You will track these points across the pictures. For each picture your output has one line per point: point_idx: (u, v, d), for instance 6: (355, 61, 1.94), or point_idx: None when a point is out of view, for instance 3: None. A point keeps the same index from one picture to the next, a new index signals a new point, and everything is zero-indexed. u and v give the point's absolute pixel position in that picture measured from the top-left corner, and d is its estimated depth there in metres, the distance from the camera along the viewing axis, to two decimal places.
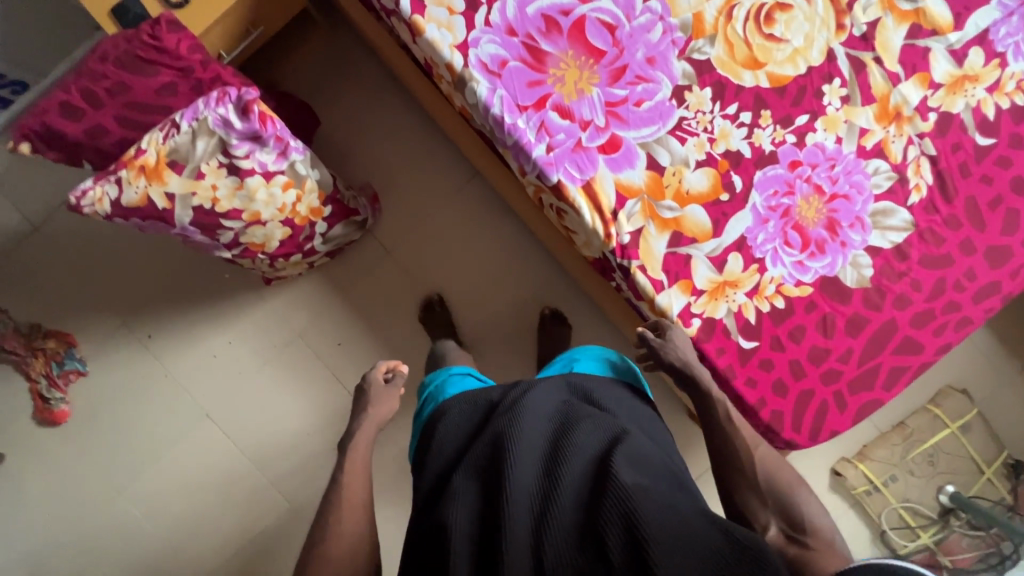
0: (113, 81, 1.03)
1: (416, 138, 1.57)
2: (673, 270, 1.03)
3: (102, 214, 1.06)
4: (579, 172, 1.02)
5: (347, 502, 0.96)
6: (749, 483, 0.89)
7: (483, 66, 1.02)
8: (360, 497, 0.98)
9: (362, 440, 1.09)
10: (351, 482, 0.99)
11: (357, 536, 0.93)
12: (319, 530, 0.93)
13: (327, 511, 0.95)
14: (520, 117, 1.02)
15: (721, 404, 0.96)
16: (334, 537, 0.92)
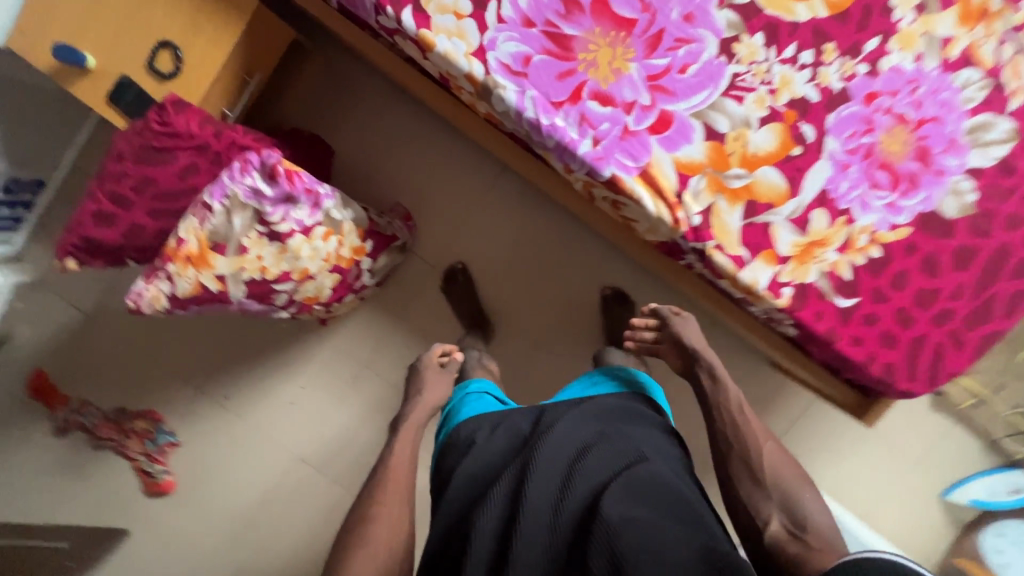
0: (136, 177, 1.00)
1: (436, 144, 1.49)
2: (752, 242, 0.96)
3: (163, 309, 1.06)
4: (632, 160, 0.94)
5: (390, 486, 0.99)
6: (751, 482, 0.94)
7: (506, 69, 0.94)
8: (405, 478, 1.02)
9: (412, 424, 1.12)
10: (395, 467, 1.03)
11: (395, 525, 0.95)
12: (362, 511, 0.96)
13: (373, 493, 0.98)
14: (557, 115, 0.94)
15: (731, 391, 1.04)
16: (375, 519, 0.94)
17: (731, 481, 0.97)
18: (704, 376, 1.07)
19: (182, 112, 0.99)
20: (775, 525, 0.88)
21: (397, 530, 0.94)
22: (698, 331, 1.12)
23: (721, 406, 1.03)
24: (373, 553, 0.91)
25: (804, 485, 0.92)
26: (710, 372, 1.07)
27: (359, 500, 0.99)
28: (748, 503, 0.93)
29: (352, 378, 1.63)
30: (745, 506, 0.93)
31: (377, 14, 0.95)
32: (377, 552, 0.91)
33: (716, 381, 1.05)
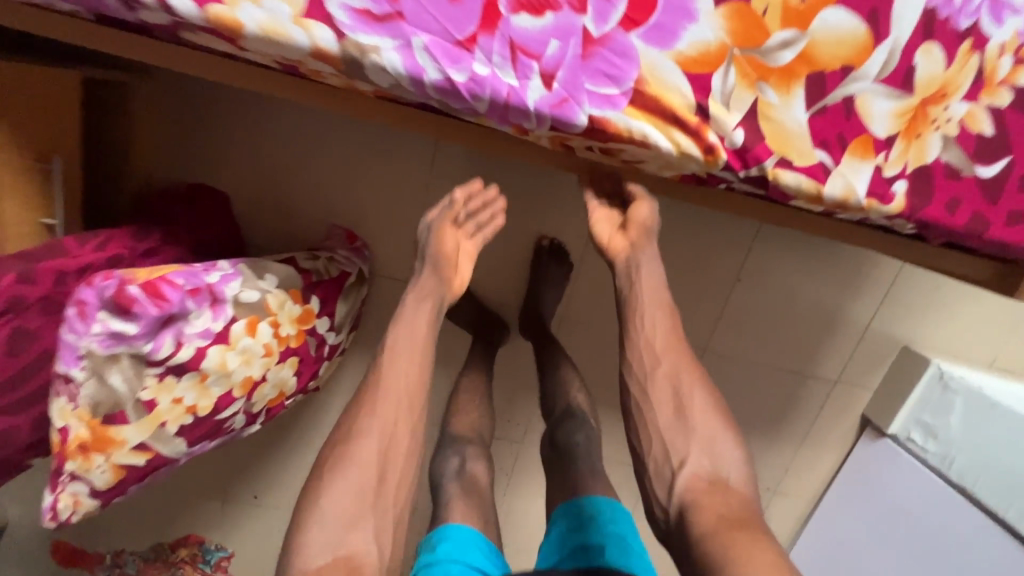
0: None
1: (341, 136, 1.11)
2: (831, 137, 0.61)
3: (95, 509, 0.81)
4: (613, 83, 0.59)
5: (392, 390, 0.71)
6: (670, 412, 0.75)
7: (365, 19, 0.57)
8: (406, 385, 0.73)
9: (421, 302, 0.79)
10: (399, 358, 0.74)
11: (391, 442, 0.70)
12: (353, 417, 0.70)
13: (372, 390, 0.71)
14: (474, 61, 0.58)
15: (653, 330, 0.78)
16: (371, 435, 0.69)
17: (638, 405, 0.77)
18: (640, 281, 0.79)
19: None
20: (690, 472, 0.71)
21: (394, 450, 0.69)
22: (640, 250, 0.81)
23: (644, 322, 0.79)
24: (361, 479, 0.67)
25: (722, 425, 0.74)
26: (649, 275, 0.80)
27: (349, 407, 0.72)
28: (660, 436, 0.74)
29: None
30: (651, 444, 0.75)
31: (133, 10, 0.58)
32: (364, 486, 0.66)
33: (648, 291, 0.79)
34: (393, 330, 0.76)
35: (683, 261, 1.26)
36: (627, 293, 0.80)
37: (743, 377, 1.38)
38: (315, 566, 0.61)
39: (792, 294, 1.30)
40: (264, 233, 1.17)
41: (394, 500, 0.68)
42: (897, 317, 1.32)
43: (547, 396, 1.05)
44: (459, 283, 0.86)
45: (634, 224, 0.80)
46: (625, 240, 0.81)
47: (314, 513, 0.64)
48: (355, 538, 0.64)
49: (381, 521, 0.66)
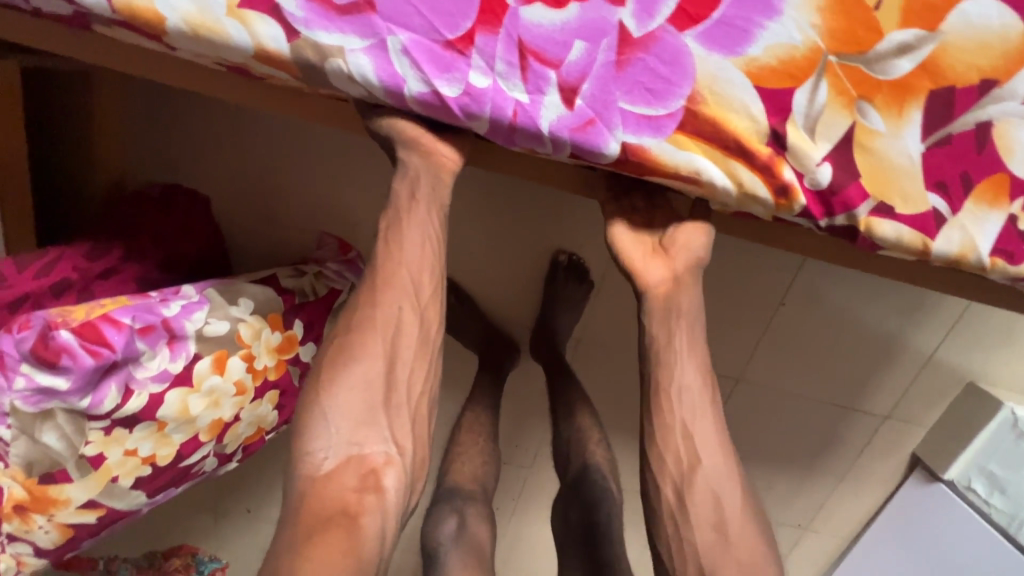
0: None
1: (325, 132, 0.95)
2: (954, 176, 0.45)
3: (46, 566, 0.72)
4: (656, 101, 0.43)
5: (397, 272, 0.52)
6: (710, 530, 0.53)
7: (326, 10, 0.42)
8: (416, 272, 0.52)
9: (410, 189, 0.53)
10: (408, 232, 0.52)
11: (403, 332, 0.51)
12: (353, 303, 0.51)
13: (375, 268, 0.52)
14: (470, 68, 0.43)
15: (697, 426, 0.55)
16: (377, 325, 0.50)
17: (673, 519, 0.54)
18: (681, 338, 0.55)
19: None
20: None
21: (406, 344, 0.51)
22: (686, 311, 0.56)
23: (683, 398, 0.55)
24: (369, 388, 0.49)
25: (762, 542, 0.55)
26: (689, 329, 0.56)
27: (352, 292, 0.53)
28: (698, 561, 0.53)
29: None
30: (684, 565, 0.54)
31: None
32: (372, 394, 0.49)
33: (690, 352, 0.56)
34: (392, 211, 0.53)
35: (720, 280, 1.10)
36: (660, 347, 0.56)
37: (785, 410, 1.22)
38: (325, 469, 0.47)
39: (850, 321, 1.11)
40: (248, 238, 1.05)
41: (412, 398, 0.51)
42: (965, 349, 1.12)
43: (562, 450, 0.92)
44: (449, 161, 0.54)
45: (679, 252, 0.57)
46: (665, 266, 0.57)
47: (311, 411, 0.48)
48: (372, 438, 0.48)
49: (402, 418, 0.50)
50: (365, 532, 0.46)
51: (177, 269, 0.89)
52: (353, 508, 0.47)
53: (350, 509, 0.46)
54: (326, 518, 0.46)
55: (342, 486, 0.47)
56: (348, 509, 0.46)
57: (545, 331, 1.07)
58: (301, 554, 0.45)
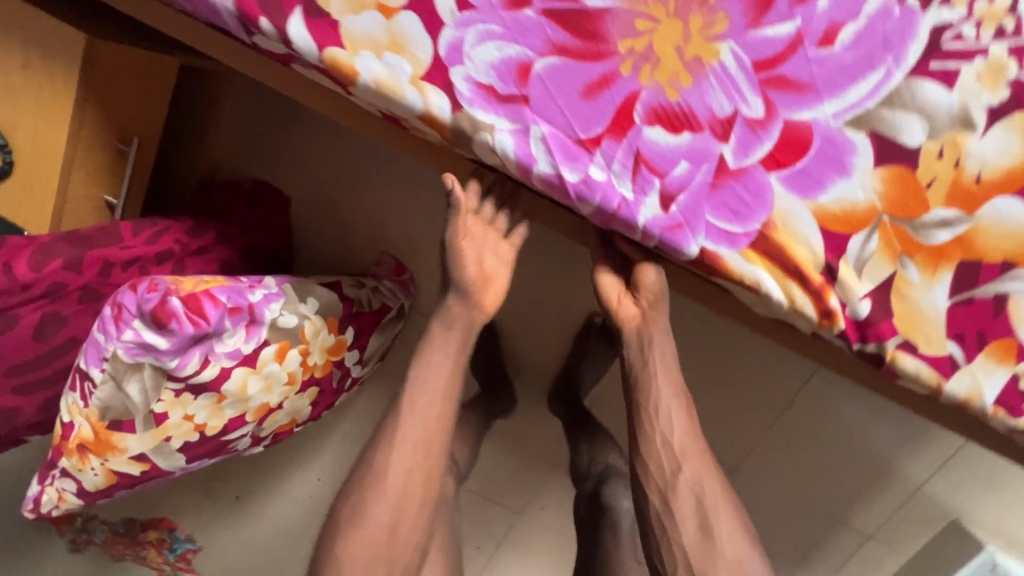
0: None
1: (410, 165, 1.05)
2: (969, 331, 0.53)
3: (77, 506, 0.77)
4: (738, 221, 0.52)
5: (408, 436, 0.63)
6: (695, 529, 0.60)
7: (490, 96, 0.52)
8: (425, 436, 0.63)
9: (446, 327, 0.64)
10: (427, 404, 0.63)
11: (407, 491, 0.63)
12: (371, 465, 0.63)
13: (392, 432, 0.63)
14: (592, 164, 0.53)
15: (672, 439, 0.60)
16: (389, 489, 0.63)
17: (659, 520, 0.61)
18: (654, 362, 0.61)
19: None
20: None
21: (410, 502, 0.64)
22: (655, 338, 0.61)
23: (662, 414, 0.60)
24: (373, 536, 0.62)
25: (751, 550, 0.62)
26: (664, 354, 0.61)
27: (371, 442, 0.64)
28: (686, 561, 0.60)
29: None
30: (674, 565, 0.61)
31: (250, 35, 0.54)
32: (377, 539, 0.62)
33: (664, 374, 0.61)
34: (415, 372, 0.64)
35: (735, 371, 1.17)
36: (638, 372, 0.62)
37: (773, 508, 1.26)
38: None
39: (848, 435, 1.17)
40: (316, 240, 1.14)
41: (409, 539, 0.64)
42: (955, 485, 1.16)
43: (581, 461, 1.05)
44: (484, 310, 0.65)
45: (645, 293, 0.61)
46: (634, 306, 0.62)
47: (334, 548, 0.63)
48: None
49: (395, 562, 0.64)
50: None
51: (254, 258, 0.97)
52: None
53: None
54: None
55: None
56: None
57: (568, 382, 1.15)
58: None
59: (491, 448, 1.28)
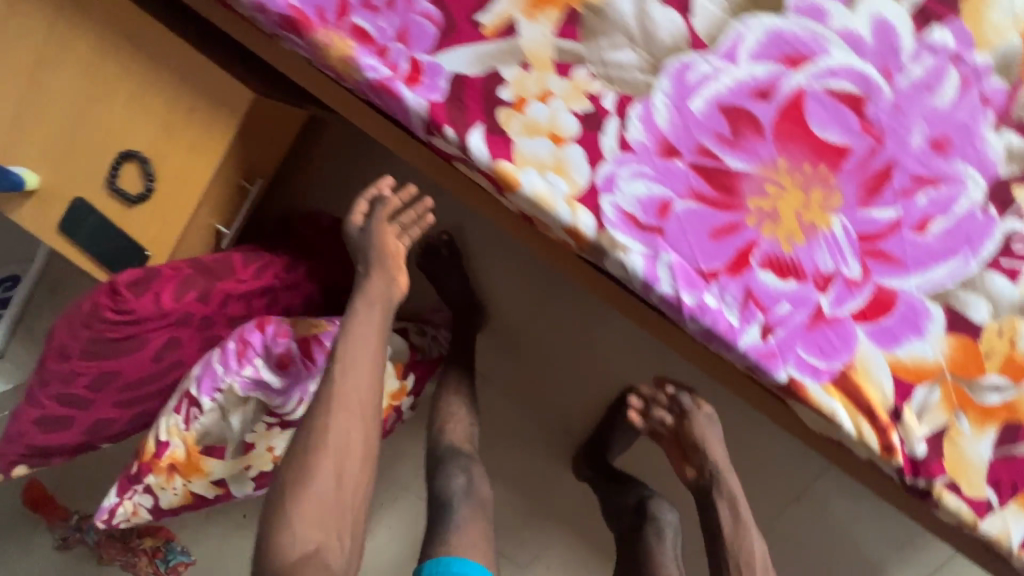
0: (92, 373, 0.69)
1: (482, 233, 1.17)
2: (1006, 481, 0.62)
3: (145, 520, 0.80)
4: (824, 358, 0.61)
5: (347, 398, 0.65)
6: None
7: (631, 223, 0.60)
8: (360, 395, 0.66)
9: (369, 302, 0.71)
10: (358, 367, 0.66)
11: (349, 452, 0.64)
12: (309, 430, 0.63)
13: (330, 396, 0.65)
14: (707, 291, 0.61)
15: None
16: (331, 449, 0.64)
17: None
18: (724, 521, 0.77)
19: (148, 292, 0.65)
20: None
21: (353, 462, 0.65)
22: (723, 501, 0.78)
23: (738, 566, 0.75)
24: (321, 498, 0.63)
25: None
26: (733, 512, 0.77)
27: (309, 412, 0.66)
28: None
29: (389, 503, 1.30)
30: None
31: (429, 134, 0.60)
32: (324, 500, 0.63)
33: (733, 532, 0.76)
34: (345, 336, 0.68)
35: (753, 461, 1.24)
36: (712, 526, 0.78)
37: None
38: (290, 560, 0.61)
39: (846, 537, 1.24)
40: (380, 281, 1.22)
41: (353, 496, 0.65)
42: None
43: (615, 493, 1.10)
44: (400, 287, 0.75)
45: (695, 459, 0.81)
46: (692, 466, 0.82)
47: (280, 519, 0.62)
48: (323, 537, 0.62)
49: (344, 519, 0.64)
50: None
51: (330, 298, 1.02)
52: None
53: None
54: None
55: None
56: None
57: (599, 445, 1.21)
58: None
59: (504, 500, 1.33)
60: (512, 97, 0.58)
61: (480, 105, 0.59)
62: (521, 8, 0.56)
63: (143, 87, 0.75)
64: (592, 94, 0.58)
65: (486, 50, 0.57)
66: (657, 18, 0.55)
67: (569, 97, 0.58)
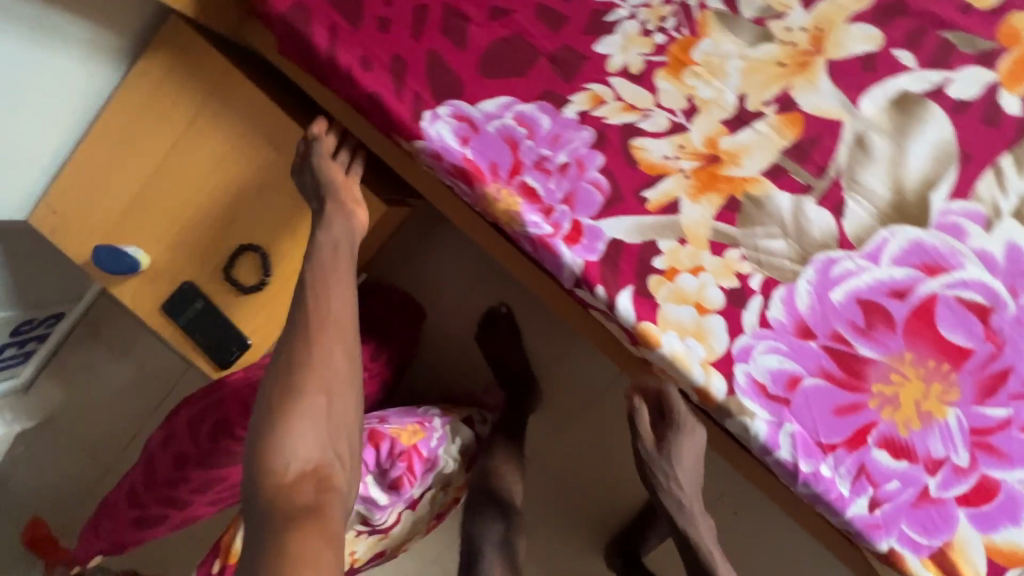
0: (197, 480, 0.67)
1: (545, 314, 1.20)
2: None
3: None
4: (925, 535, 0.63)
5: (327, 319, 0.61)
6: None
7: (760, 391, 0.63)
8: (336, 312, 0.62)
9: (332, 245, 0.67)
10: (336, 293, 0.63)
11: (338, 368, 0.59)
12: (289, 354, 0.58)
13: (306, 323, 0.60)
14: (823, 462, 0.64)
15: None
16: (315, 366, 0.58)
17: None
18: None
19: None
20: None
21: (344, 379, 0.59)
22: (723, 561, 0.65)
23: None
24: (314, 418, 0.56)
25: None
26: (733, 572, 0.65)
27: (282, 339, 0.60)
28: None
29: None
30: None
31: (577, 286, 0.62)
32: (317, 416, 0.56)
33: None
34: (315, 269, 0.64)
35: None
36: None
37: None
38: (286, 482, 0.53)
39: None
40: (437, 354, 1.22)
41: (349, 412, 0.58)
42: None
43: None
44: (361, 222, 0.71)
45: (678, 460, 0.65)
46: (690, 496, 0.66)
47: (270, 451, 0.54)
48: (321, 454, 0.55)
49: (341, 439, 0.57)
50: (333, 523, 0.51)
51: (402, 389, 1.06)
52: (318, 507, 0.51)
53: (316, 510, 0.51)
54: (297, 518, 0.50)
55: (300, 495, 0.52)
56: (312, 508, 0.51)
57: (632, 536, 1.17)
58: (283, 541, 0.48)
59: None
60: (665, 266, 0.62)
61: (633, 269, 0.61)
62: (687, 189, 0.60)
63: (273, 186, 0.76)
64: (741, 273, 0.61)
65: (648, 222, 0.61)
66: (813, 216, 0.60)
67: (719, 274, 0.62)
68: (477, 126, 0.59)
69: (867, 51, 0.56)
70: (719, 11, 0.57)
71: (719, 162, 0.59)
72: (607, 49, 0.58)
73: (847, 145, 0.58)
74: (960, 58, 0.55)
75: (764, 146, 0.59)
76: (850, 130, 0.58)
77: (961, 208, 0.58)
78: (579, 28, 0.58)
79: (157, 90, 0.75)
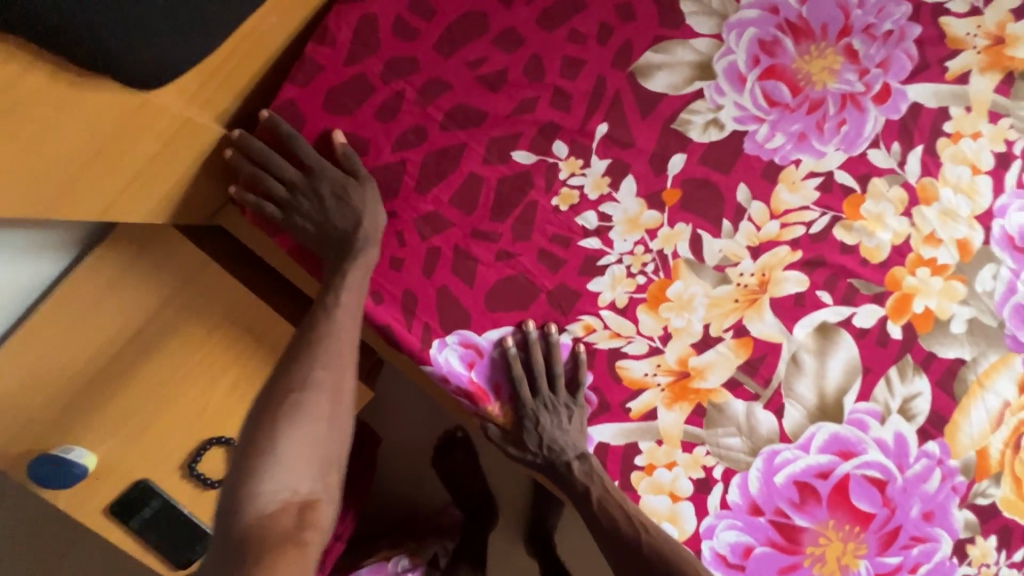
0: None
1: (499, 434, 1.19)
2: None
3: None
4: None
5: (337, 343, 0.56)
6: None
7: (722, 562, 0.72)
8: (352, 336, 0.57)
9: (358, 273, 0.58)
10: (345, 320, 0.57)
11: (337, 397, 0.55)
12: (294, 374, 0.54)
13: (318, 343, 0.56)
14: None
15: (653, 545, 0.63)
16: (319, 391, 0.54)
17: None
18: (596, 484, 0.66)
19: None
20: None
21: (344, 412, 0.55)
22: (589, 472, 0.66)
23: (631, 524, 0.64)
24: (310, 438, 0.52)
25: None
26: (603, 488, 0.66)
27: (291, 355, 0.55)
28: None
29: None
30: None
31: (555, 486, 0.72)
32: (313, 440, 0.52)
33: (620, 500, 0.65)
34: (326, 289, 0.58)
35: None
36: (598, 498, 0.65)
37: None
38: (268, 510, 0.48)
39: None
40: (393, 475, 1.20)
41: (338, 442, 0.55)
42: None
43: None
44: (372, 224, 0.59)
45: (533, 421, 0.65)
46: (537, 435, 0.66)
47: (258, 472, 0.49)
48: (312, 484, 0.51)
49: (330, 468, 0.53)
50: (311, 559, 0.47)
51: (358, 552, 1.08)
52: (297, 538, 0.47)
53: (296, 540, 0.47)
54: (273, 549, 0.45)
55: (281, 521, 0.48)
56: (292, 540, 0.47)
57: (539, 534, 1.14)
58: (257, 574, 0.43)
59: None
60: (645, 463, 0.70)
61: (618, 466, 0.69)
62: (663, 399, 0.69)
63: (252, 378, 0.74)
64: (706, 465, 0.71)
65: (631, 427, 0.69)
66: (761, 417, 0.72)
67: (688, 466, 0.71)
68: (482, 352, 0.63)
69: (799, 290, 0.70)
70: (688, 258, 0.67)
71: (689, 376, 0.69)
72: (598, 287, 0.65)
73: (785, 361, 0.71)
74: (861, 298, 0.71)
75: (724, 364, 0.70)
76: (787, 350, 0.71)
77: (865, 406, 0.74)
78: (575, 270, 0.64)
79: (116, 281, 0.70)
